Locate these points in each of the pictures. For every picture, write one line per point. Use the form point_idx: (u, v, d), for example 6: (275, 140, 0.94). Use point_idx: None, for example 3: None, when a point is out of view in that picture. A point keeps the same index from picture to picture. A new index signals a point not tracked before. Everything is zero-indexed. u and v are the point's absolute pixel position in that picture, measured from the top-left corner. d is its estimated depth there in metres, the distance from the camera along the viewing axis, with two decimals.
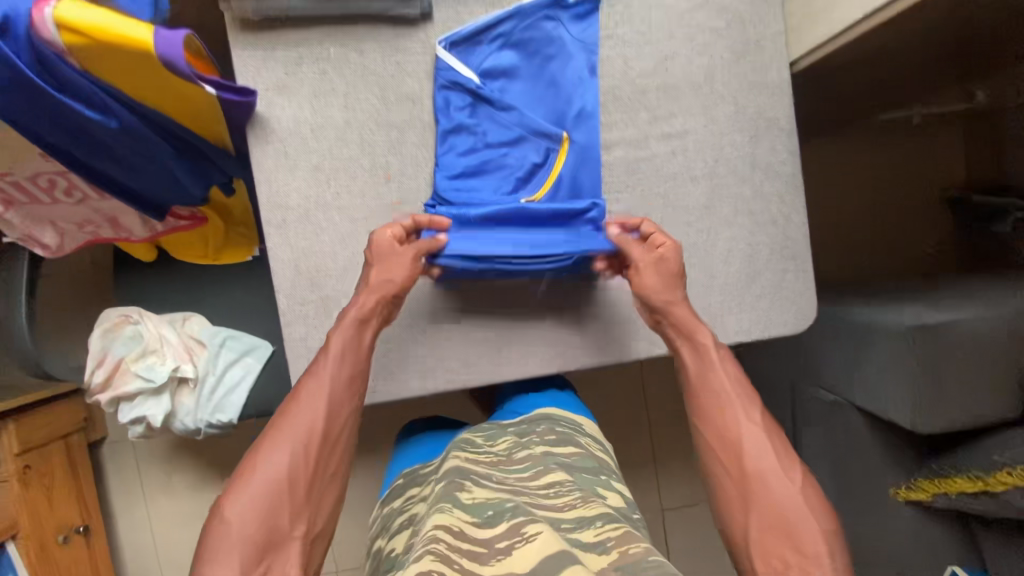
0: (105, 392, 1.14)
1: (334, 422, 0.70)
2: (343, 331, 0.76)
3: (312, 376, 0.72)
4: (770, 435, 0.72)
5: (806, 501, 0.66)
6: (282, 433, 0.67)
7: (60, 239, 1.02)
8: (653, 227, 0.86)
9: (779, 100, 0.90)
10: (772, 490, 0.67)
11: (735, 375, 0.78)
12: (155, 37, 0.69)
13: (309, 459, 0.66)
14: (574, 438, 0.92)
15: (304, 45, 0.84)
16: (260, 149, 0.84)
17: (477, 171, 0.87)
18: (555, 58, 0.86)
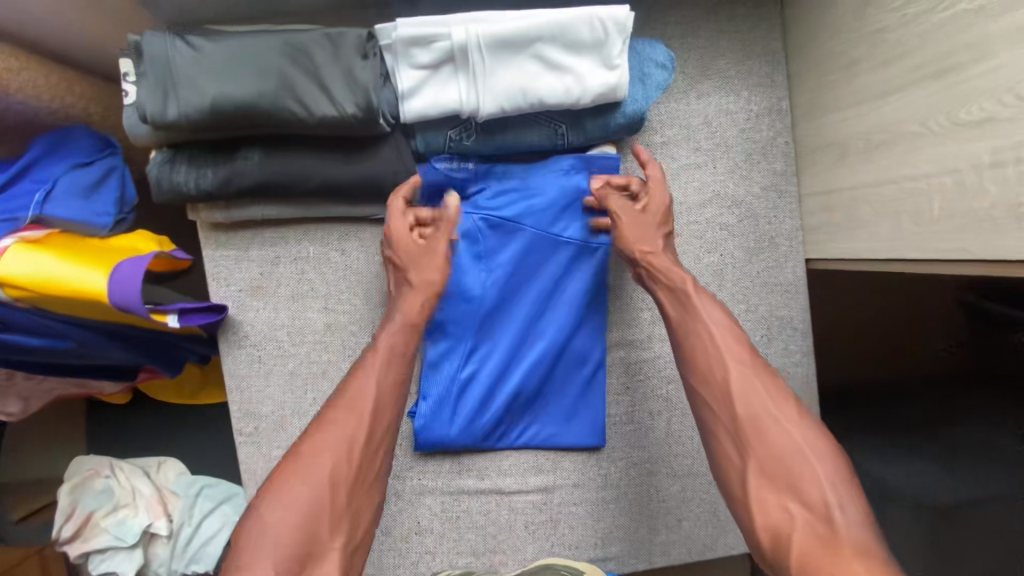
0: (74, 545, 1.07)
1: (381, 416, 0.62)
2: (393, 334, 0.68)
3: (360, 369, 0.64)
4: (759, 375, 0.61)
5: (808, 448, 0.56)
6: (318, 438, 0.58)
7: (25, 405, 0.96)
8: (653, 176, 0.74)
9: (793, 299, 0.83)
10: (769, 435, 0.57)
11: (717, 320, 0.65)
12: (109, 282, 0.62)
13: (353, 463, 0.58)
14: None
15: (281, 244, 0.78)
16: (232, 354, 0.78)
17: (456, 298, 0.78)
18: (551, 239, 0.78)
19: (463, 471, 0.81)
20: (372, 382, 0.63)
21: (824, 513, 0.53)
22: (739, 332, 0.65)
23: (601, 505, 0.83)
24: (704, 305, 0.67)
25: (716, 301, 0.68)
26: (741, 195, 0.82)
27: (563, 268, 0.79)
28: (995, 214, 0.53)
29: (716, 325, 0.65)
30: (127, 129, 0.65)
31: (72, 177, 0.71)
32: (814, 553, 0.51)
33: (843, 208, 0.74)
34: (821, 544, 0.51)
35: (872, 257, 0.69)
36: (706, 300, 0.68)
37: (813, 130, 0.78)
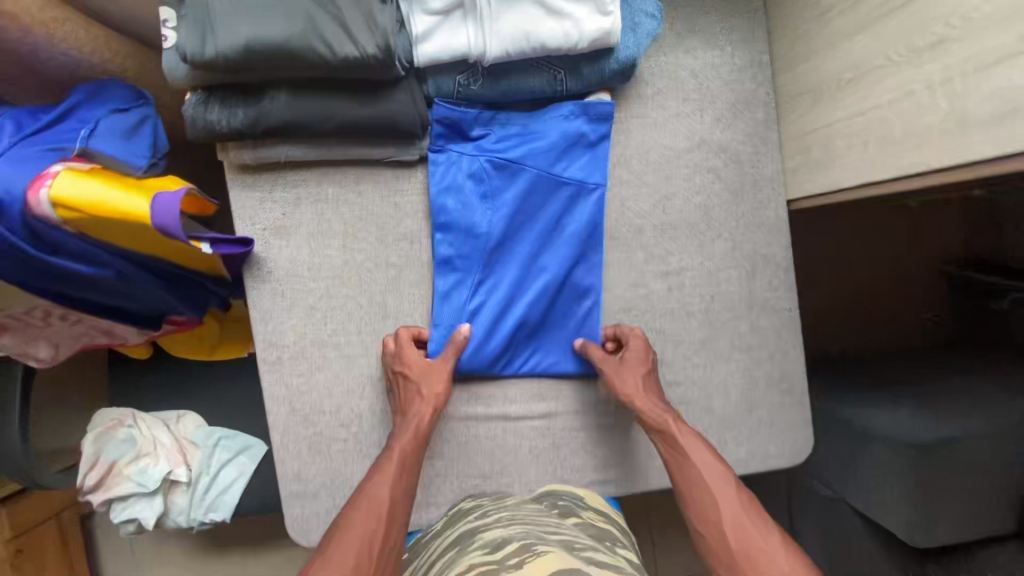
0: (97, 495, 1.12)
1: (393, 527, 0.72)
2: (405, 440, 0.79)
3: (380, 472, 0.76)
4: (744, 509, 0.72)
5: (788, 572, 0.65)
6: (346, 536, 0.68)
7: (55, 351, 1.01)
8: (635, 342, 0.86)
9: (776, 237, 0.90)
10: (761, 569, 0.66)
11: (708, 464, 0.77)
12: (151, 206, 0.69)
13: (373, 557, 0.67)
14: (577, 513, 0.80)
15: (302, 186, 0.84)
16: (256, 289, 0.84)
17: (464, 236, 0.85)
18: (552, 181, 0.85)
19: (472, 399, 0.88)
20: (387, 488, 0.75)
21: None
22: (731, 478, 0.76)
23: (599, 430, 0.90)
24: (695, 448, 0.79)
25: (711, 450, 0.80)
26: (726, 141, 0.88)
27: (562, 206, 0.86)
28: (949, 126, 0.60)
29: (710, 466, 0.77)
30: (167, 72, 0.72)
31: (112, 119, 0.78)
32: None
33: (819, 147, 0.81)
34: None
35: (845, 186, 0.77)
36: (694, 440, 0.80)
37: (792, 79, 0.85)
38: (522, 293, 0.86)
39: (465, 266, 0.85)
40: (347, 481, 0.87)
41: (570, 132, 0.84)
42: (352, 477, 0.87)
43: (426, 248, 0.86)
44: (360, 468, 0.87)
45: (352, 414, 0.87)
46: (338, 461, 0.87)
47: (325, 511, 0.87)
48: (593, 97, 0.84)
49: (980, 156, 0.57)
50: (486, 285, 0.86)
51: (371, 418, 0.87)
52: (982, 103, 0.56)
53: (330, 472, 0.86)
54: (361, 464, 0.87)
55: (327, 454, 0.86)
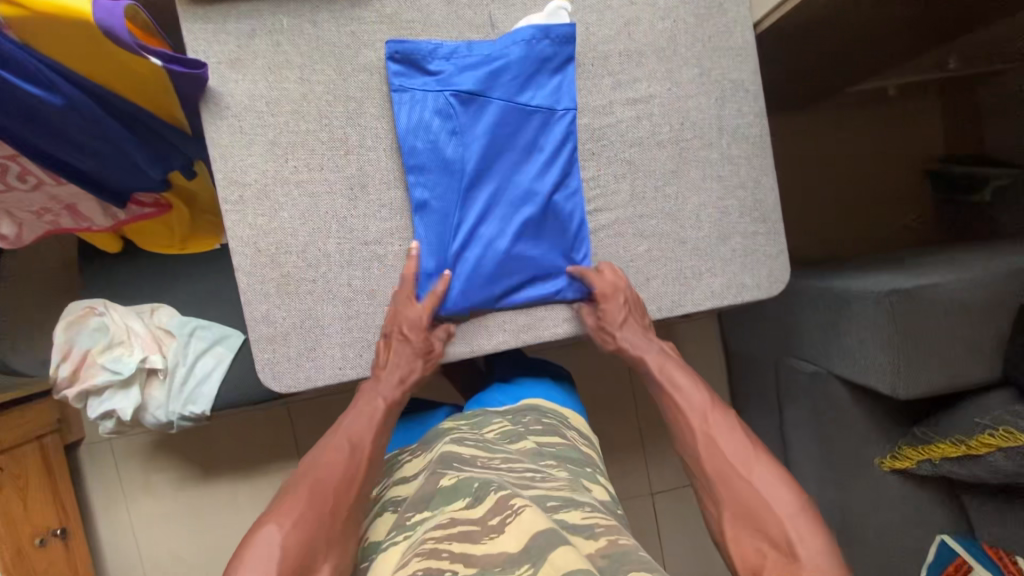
0: (73, 387, 1.11)
1: (370, 462, 0.77)
2: (382, 395, 0.84)
3: (354, 418, 0.81)
4: (732, 432, 0.76)
5: (768, 491, 0.69)
6: (319, 467, 0.74)
7: (19, 230, 1.01)
8: (609, 271, 0.87)
9: (744, 62, 0.89)
10: (738, 484, 0.71)
11: (693, 387, 0.83)
12: (93, 6, 0.68)
13: (349, 493, 0.72)
14: (560, 429, 0.93)
15: (257, 17, 0.82)
16: (214, 125, 0.82)
17: (438, 175, 0.85)
18: (519, 111, 0.86)
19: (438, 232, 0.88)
20: (366, 434, 0.80)
21: (788, 548, 0.64)
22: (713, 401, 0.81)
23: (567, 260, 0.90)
24: (681, 379, 0.85)
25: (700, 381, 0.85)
26: None
27: (532, 140, 0.87)
28: None
29: (697, 399, 0.81)
30: None
31: None
32: None
33: None
34: None
35: None
36: (681, 373, 0.86)
37: None
38: (503, 230, 0.88)
39: (443, 210, 0.86)
40: (317, 322, 0.86)
41: (535, 57, 0.84)
42: (321, 318, 0.86)
43: (388, 104, 0.85)
44: (329, 308, 0.86)
45: (319, 254, 0.85)
46: (308, 302, 0.85)
47: (296, 354, 0.85)
48: (553, 18, 0.84)
49: None
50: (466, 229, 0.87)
51: (339, 259, 0.86)
52: None
53: (300, 313, 0.85)
54: (331, 305, 0.86)
55: (295, 296, 0.85)
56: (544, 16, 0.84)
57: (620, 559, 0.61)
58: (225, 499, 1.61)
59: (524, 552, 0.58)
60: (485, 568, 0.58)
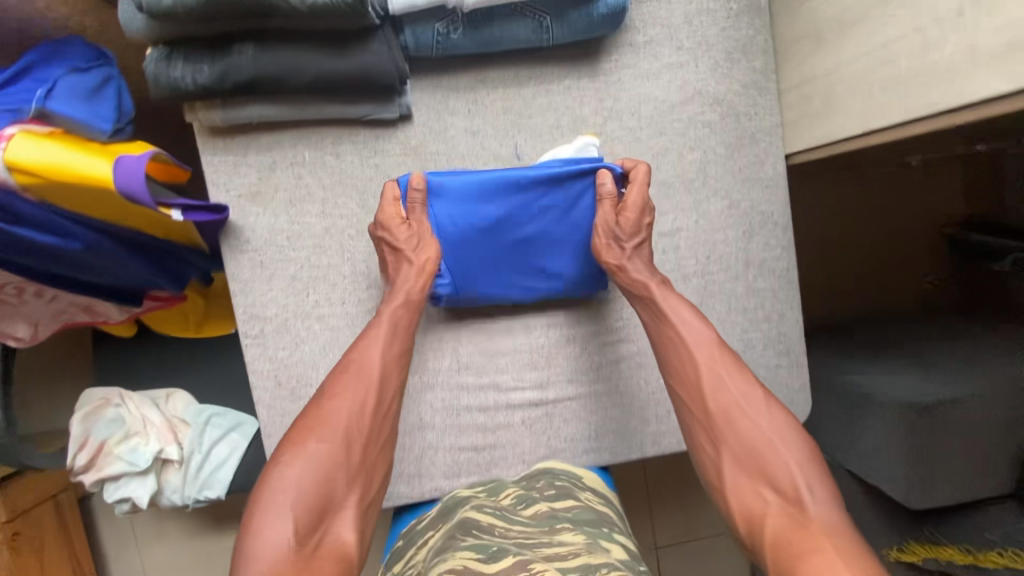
0: (89, 474, 1.11)
1: (384, 391, 0.75)
2: (406, 320, 0.79)
3: (364, 339, 0.77)
4: (736, 378, 0.75)
5: (773, 435, 0.70)
6: (332, 402, 0.73)
7: (34, 330, 0.98)
8: (638, 175, 0.81)
9: (774, 194, 0.86)
10: (741, 429, 0.71)
11: (692, 324, 0.78)
12: (114, 170, 0.65)
13: (365, 422, 0.73)
14: (577, 492, 0.80)
15: (277, 149, 0.80)
16: (234, 260, 0.81)
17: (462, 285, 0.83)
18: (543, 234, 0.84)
19: (463, 368, 0.86)
20: (377, 354, 0.76)
21: (795, 498, 0.66)
22: (717, 341, 0.77)
23: (594, 399, 0.88)
24: (686, 327, 0.77)
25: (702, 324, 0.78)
26: (722, 92, 0.84)
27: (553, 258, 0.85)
28: (958, 63, 0.55)
29: (703, 344, 0.76)
30: (123, 24, 0.67)
31: (70, 81, 0.72)
32: (784, 529, 0.64)
33: (819, 93, 0.77)
34: (790, 521, 0.64)
35: (848, 135, 0.72)
36: (676, 303, 0.79)
37: (791, 24, 0.80)
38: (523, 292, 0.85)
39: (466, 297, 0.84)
40: None
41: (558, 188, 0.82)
42: None
43: None
44: None
45: None
46: None
47: None
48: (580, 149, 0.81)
49: (986, 94, 0.54)
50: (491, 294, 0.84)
51: None
52: (995, 35, 0.51)
53: None
54: None
55: None
56: (571, 149, 0.82)
57: None
58: None
59: None
60: None
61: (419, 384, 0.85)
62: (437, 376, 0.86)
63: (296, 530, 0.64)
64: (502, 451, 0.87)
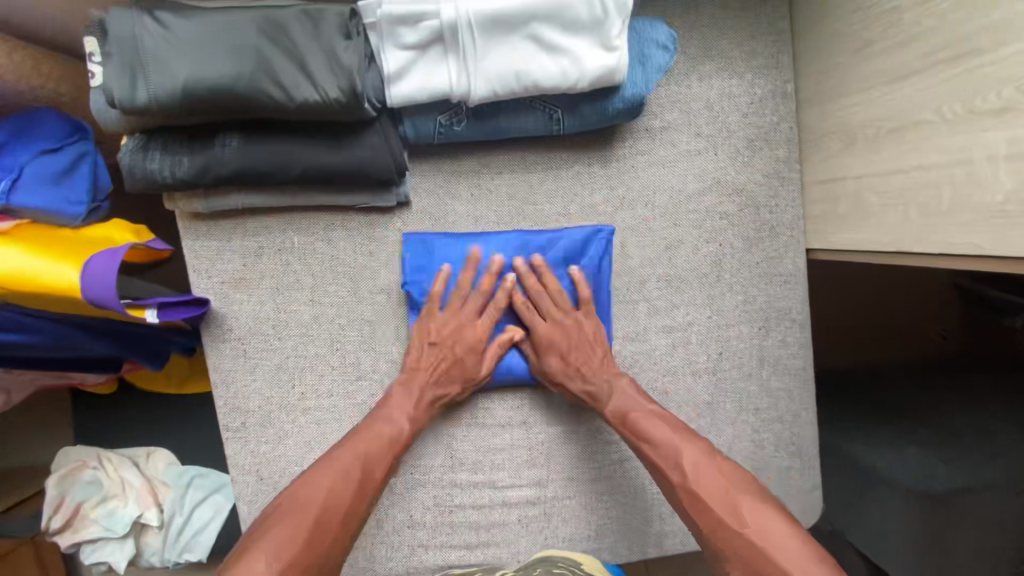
0: (64, 538, 1.05)
1: (366, 491, 0.68)
2: (410, 413, 0.74)
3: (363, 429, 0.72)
4: (717, 475, 0.66)
5: (767, 542, 0.59)
6: (309, 490, 0.65)
7: (6, 394, 0.94)
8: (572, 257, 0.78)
9: (793, 290, 0.81)
10: (735, 534, 0.61)
11: (665, 426, 0.72)
12: (82, 275, 0.60)
13: (336, 524, 0.64)
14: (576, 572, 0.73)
15: (264, 234, 0.74)
16: (216, 349, 0.76)
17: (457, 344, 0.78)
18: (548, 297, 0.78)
19: (457, 465, 0.81)
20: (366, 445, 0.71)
21: None
22: (693, 439, 0.71)
23: (595, 498, 0.83)
24: (653, 430, 0.71)
25: (673, 426, 0.72)
26: (742, 182, 0.79)
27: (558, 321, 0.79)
28: (1009, 209, 0.50)
29: (671, 445, 0.70)
30: (95, 114, 0.61)
31: (39, 163, 0.67)
32: None
33: (847, 196, 0.72)
34: None
35: (879, 248, 0.67)
36: (642, 410, 0.74)
37: (819, 116, 0.75)
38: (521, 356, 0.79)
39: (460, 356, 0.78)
40: None
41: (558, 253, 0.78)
42: None
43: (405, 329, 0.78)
44: None
45: None
46: None
47: None
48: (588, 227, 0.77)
49: None
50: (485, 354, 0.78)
51: None
52: None
53: None
54: None
55: None
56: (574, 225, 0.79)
57: None
58: None
59: None
60: None
61: (410, 480, 0.80)
62: (427, 471, 0.81)
63: None
64: (495, 551, 0.82)
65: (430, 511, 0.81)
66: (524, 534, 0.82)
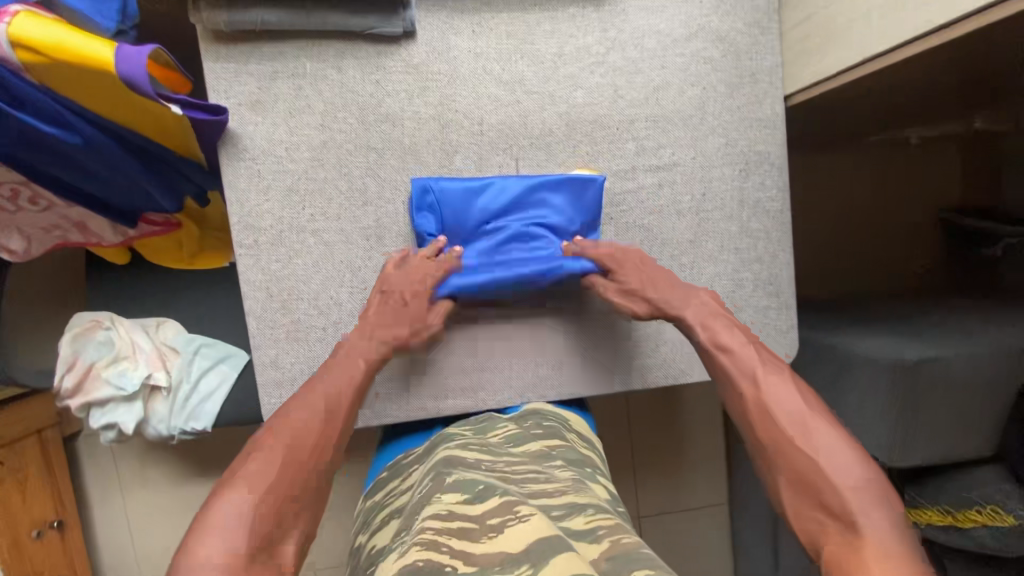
0: (76, 397, 1.10)
1: (340, 421, 0.66)
2: (367, 351, 0.75)
3: (328, 373, 0.71)
4: (792, 389, 0.65)
5: (828, 454, 0.57)
6: (281, 421, 0.62)
7: (27, 244, 0.99)
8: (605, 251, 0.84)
9: (771, 135, 0.87)
10: (802, 445, 0.59)
11: (739, 343, 0.72)
12: (114, 54, 0.66)
13: (309, 454, 0.60)
14: (561, 432, 0.82)
15: (280, 59, 0.80)
16: (232, 167, 0.81)
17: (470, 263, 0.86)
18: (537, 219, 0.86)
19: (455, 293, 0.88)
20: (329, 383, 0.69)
21: (849, 520, 0.52)
22: (772, 357, 0.69)
23: (581, 329, 0.90)
24: (732, 342, 0.73)
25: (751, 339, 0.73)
26: (725, 30, 0.85)
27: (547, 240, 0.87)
28: None
29: (749, 361, 0.70)
30: None
31: None
32: (844, 555, 0.50)
33: (820, 28, 0.78)
34: (848, 546, 0.50)
35: (848, 65, 0.73)
36: (719, 325, 0.75)
37: None
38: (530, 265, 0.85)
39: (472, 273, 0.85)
40: None
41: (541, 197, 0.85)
42: None
43: (409, 158, 0.84)
44: None
45: (331, 302, 0.84)
46: (317, 350, 0.85)
47: None
48: (581, 66, 0.84)
49: None
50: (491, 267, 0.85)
51: (350, 310, 0.85)
52: None
53: (308, 362, 0.85)
54: None
55: (305, 343, 0.84)
56: (572, 63, 0.84)
57: (634, 553, 0.55)
58: None
59: (524, 553, 0.52)
60: (485, 567, 0.52)
61: None
62: None
63: (213, 546, 0.48)
64: (490, 374, 0.89)
65: None
66: (517, 360, 0.89)
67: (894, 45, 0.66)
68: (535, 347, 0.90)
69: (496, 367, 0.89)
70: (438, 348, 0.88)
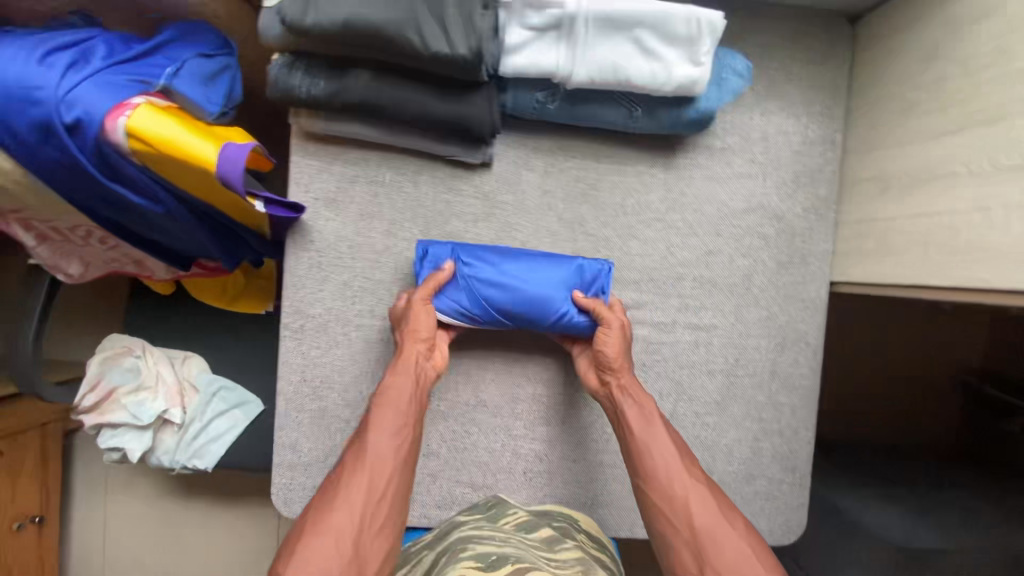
0: (91, 416, 1.12)
1: (400, 470, 0.72)
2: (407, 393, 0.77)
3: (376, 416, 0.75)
4: (703, 491, 0.72)
5: (743, 553, 0.66)
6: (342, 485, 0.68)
7: (85, 269, 1.02)
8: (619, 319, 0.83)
9: (811, 315, 0.90)
10: (722, 544, 0.67)
11: (666, 441, 0.76)
12: (218, 155, 0.70)
13: (372, 511, 0.67)
14: (571, 531, 0.81)
15: (361, 165, 0.84)
16: (295, 255, 0.85)
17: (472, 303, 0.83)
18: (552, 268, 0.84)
19: (479, 405, 0.88)
20: (380, 433, 0.73)
21: None
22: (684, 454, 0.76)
23: (598, 465, 0.90)
24: (656, 437, 0.76)
25: (668, 434, 0.78)
26: (783, 210, 0.88)
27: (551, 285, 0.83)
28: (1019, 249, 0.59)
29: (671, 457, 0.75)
30: (262, 29, 0.73)
31: (197, 63, 0.79)
32: None
33: (877, 236, 0.80)
34: None
35: (898, 283, 0.76)
36: (655, 427, 0.77)
37: (861, 164, 0.85)
38: (530, 298, 0.81)
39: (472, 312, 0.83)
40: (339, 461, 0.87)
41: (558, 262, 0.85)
42: None
43: None
44: None
45: (359, 397, 0.87)
46: (336, 440, 0.87)
47: (311, 486, 0.87)
48: (641, 219, 0.87)
49: None
50: (492, 304, 0.82)
51: None
52: None
53: (325, 450, 0.87)
54: None
55: (326, 432, 0.87)
56: (632, 215, 0.87)
57: None
58: (199, 522, 1.56)
59: None
60: None
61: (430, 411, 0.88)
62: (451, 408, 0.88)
63: None
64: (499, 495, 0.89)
65: (444, 446, 0.88)
66: (527, 484, 0.89)
67: (946, 286, 0.68)
68: (549, 475, 0.90)
69: (507, 488, 0.90)
70: (453, 460, 0.89)
